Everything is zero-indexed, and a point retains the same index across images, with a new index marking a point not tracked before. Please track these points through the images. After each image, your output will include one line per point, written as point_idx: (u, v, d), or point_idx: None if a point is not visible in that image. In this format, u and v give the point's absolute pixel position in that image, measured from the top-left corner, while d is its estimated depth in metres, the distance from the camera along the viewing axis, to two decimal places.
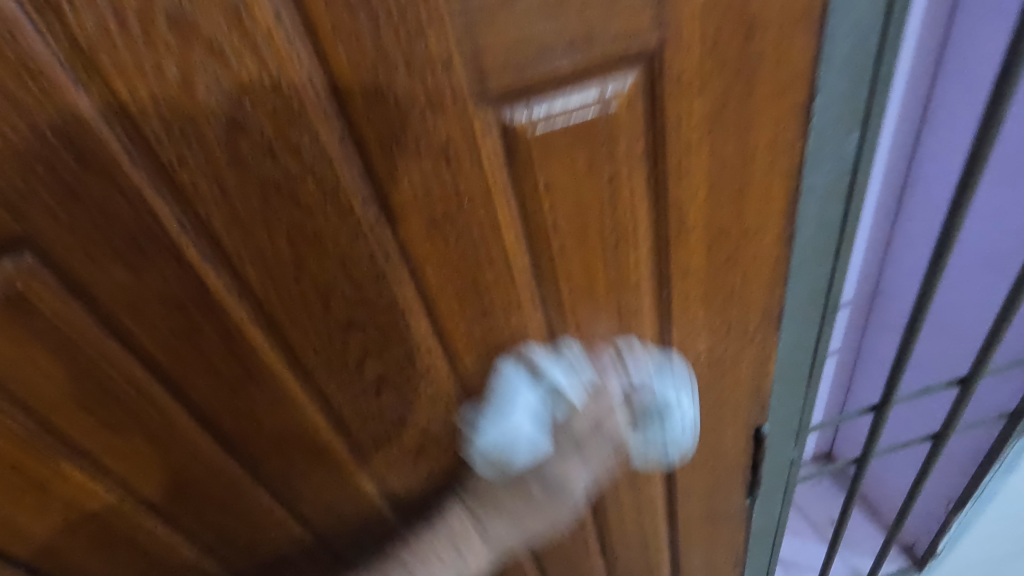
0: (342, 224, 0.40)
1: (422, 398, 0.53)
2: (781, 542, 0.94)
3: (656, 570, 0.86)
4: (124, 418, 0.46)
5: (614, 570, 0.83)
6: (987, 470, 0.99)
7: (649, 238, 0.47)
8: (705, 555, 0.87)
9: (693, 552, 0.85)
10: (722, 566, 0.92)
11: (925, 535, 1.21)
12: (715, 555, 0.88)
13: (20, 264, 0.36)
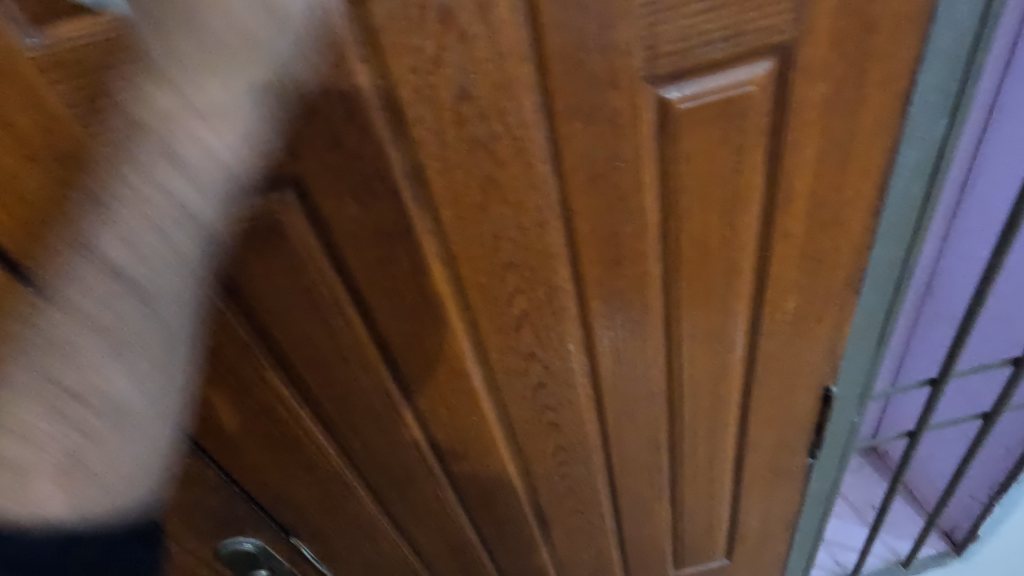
0: (523, 177, 0.49)
1: (552, 335, 0.62)
2: (832, 505, 1.02)
3: (716, 514, 0.96)
4: (321, 334, 0.57)
5: (679, 508, 0.93)
6: None
7: (761, 204, 0.56)
8: (762, 506, 0.96)
9: (752, 500, 0.94)
10: (777, 521, 1.01)
11: (965, 520, 1.27)
12: (771, 508, 0.97)
13: (284, 198, 0.47)
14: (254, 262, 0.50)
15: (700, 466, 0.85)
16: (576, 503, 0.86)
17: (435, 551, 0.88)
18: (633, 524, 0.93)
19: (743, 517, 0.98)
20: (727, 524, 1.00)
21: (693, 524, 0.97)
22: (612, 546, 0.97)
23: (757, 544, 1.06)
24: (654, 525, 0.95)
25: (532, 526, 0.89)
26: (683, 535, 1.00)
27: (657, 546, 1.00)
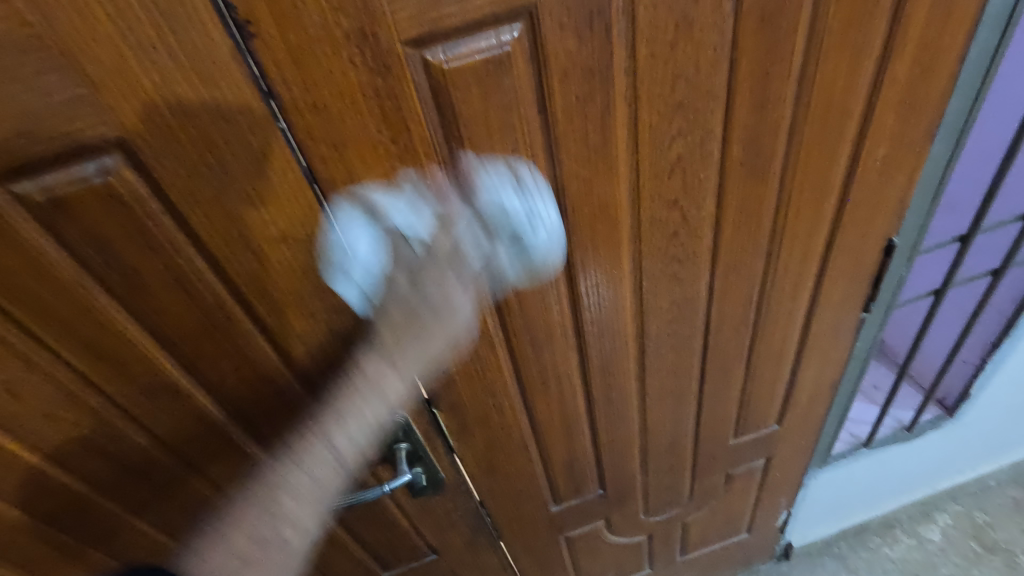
0: (710, 16, 0.57)
1: (695, 183, 0.71)
2: (867, 363, 1.17)
3: (778, 376, 1.09)
4: (510, 181, 0.63)
5: (752, 370, 1.05)
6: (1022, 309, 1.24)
7: (880, 50, 0.66)
8: (817, 366, 1.10)
9: (811, 359, 1.07)
10: (824, 381, 1.15)
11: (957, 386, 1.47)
12: (823, 368, 1.11)
13: (514, 33, 0.53)
14: (476, 97, 0.56)
15: (778, 323, 0.97)
16: (673, 364, 0.96)
17: (547, 419, 0.97)
18: (712, 388, 1.05)
19: (800, 378, 1.12)
20: (784, 387, 1.13)
21: (759, 387, 1.10)
22: (691, 412, 1.09)
23: (805, 406, 1.20)
24: (729, 389, 1.07)
25: (632, 391, 0.99)
26: (749, 400, 1.13)
27: (726, 412, 1.13)
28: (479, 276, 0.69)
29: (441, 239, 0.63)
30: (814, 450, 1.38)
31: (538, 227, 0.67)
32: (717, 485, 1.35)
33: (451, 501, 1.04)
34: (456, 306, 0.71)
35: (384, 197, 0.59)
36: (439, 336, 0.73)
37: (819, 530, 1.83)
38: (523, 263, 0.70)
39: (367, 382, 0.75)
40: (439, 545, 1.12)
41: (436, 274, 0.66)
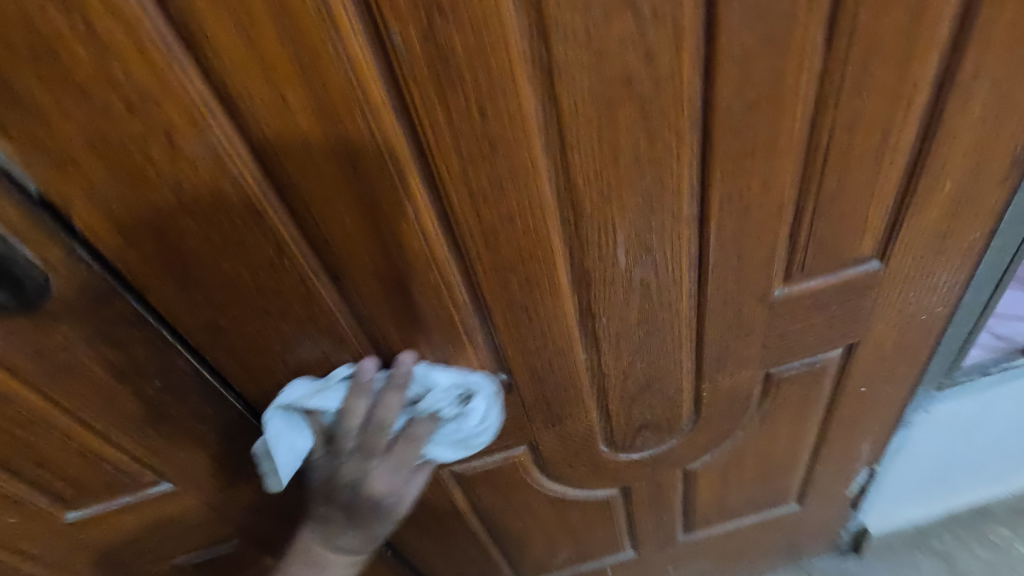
0: None
1: None
2: None
3: (896, 139, 0.48)
4: None
5: (837, 111, 0.44)
6: None
7: None
8: (982, 126, 0.48)
9: (975, 98, 0.46)
10: (990, 176, 0.53)
11: None
12: (997, 130, 0.49)
13: None
14: None
15: None
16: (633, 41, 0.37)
17: (276, 116, 0.35)
18: (737, 148, 0.45)
19: (939, 159, 0.50)
20: (909, 147, 0.49)
21: (855, 131, 0.46)
22: (688, 214, 0.49)
23: (944, 216, 0.56)
24: (779, 121, 0.44)
25: (511, 58, 0.36)
26: (821, 192, 0.50)
27: (771, 204, 0.50)
28: (404, 457, 0.54)
29: (354, 420, 0.51)
30: (936, 349, 0.74)
31: (478, 411, 0.56)
32: (746, 402, 0.73)
33: (96, 302, 0.42)
34: (394, 493, 0.56)
35: (321, 399, 0.51)
36: (386, 520, 0.58)
37: (915, 510, 1.18)
38: (460, 443, 0.59)
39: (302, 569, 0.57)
40: (153, 455, 0.55)
41: (354, 467, 0.53)
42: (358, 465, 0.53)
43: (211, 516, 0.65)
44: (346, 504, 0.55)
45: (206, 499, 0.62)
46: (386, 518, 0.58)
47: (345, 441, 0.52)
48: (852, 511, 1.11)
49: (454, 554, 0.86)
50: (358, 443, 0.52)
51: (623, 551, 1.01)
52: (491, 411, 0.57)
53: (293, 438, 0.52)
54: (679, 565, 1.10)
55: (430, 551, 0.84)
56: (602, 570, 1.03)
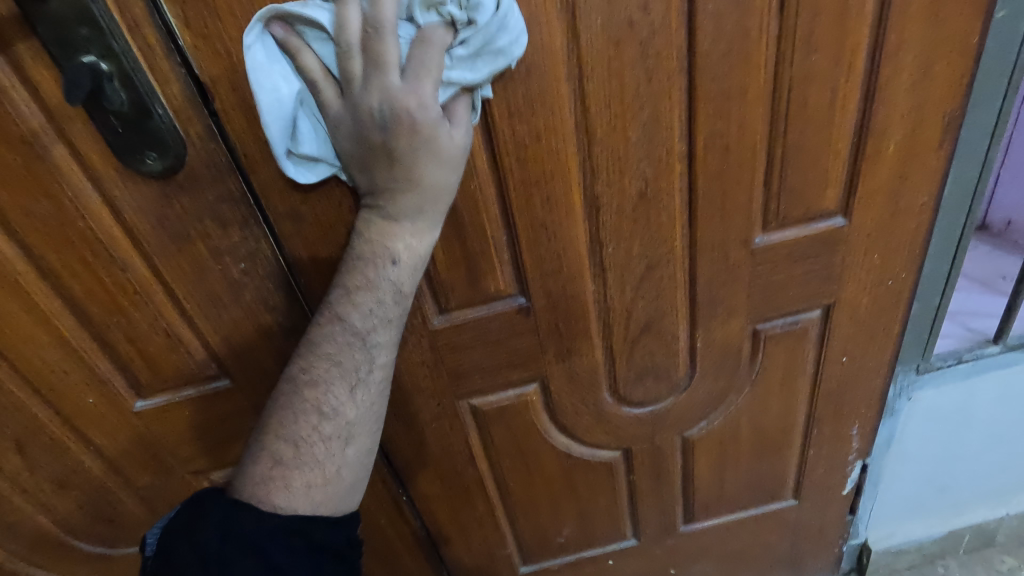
0: None
1: None
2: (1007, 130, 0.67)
3: (844, 100, 0.60)
4: None
5: (790, 66, 0.57)
6: None
7: None
8: (911, 93, 0.61)
9: (901, 68, 0.59)
10: (926, 140, 0.65)
11: None
12: (924, 99, 0.62)
13: None
14: None
15: None
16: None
17: None
18: (714, 93, 0.58)
19: (881, 120, 0.62)
20: (857, 107, 0.61)
21: (809, 87, 0.59)
22: (678, 151, 0.61)
23: (895, 176, 0.67)
24: (747, 72, 0.57)
25: None
26: (787, 141, 0.62)
27: (746, 147, 0.62)
28: (429, 58, 0.46)
29: (351, 28, 0.45)
30: (907, 322, 0.83)
31: (501, 8, 0.47)
32: (737, 359, 0.81)
33: (219, 178, 0.54)
34: (429, 121, 0.47)
35: (308, 9, 0.45)
36: (439, 166, 0.49)
37: (914, 526, 1.20)
38: (487, 65, 0.49)
39: (352, 288, 0.52)
40: (220, 344, 0.65)
41: (377, 74, 0.46)
42: (374, 91, 0.46)
43: (255, 425, 0.72)
44: (368, 134, 0.47)
45: (255, 403, 0.70)
46: (430, 157, 0.49)
47: (342, 10, 0.45)
48: (852, 520, 1.13)
49: (463, 513, 0.91)
50: (362, 40, 0.45)
51: (626, 538, 1.03)
52: (514, 12, 0.47)
53: (280, 78, 0.48)
54: (680, 565, 1.12)
55: (441, 505, 0.89)
56: (604, 559, 1.06)
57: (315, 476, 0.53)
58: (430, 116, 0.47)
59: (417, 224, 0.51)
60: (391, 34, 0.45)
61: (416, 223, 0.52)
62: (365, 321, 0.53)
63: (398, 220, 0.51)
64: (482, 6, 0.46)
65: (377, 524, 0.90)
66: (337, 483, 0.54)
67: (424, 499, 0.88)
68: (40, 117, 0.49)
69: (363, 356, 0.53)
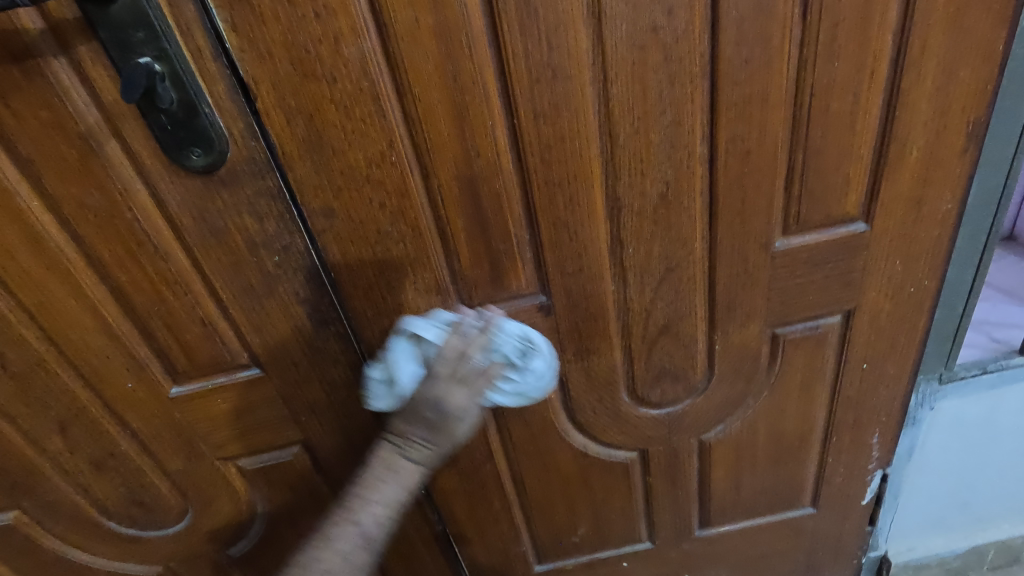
0: None
1: None
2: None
3: (866, 104, 0.61)
4: None
5: (812, 71, 0.58)
6: None
7: None
8: (936, 99, 0.62)
9: (925, 74, 0.60)
10: (949, 147, 0.65)
11: None
12: (949, 104, 0.62)
13: None
14: None
15: None
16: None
17: (408, 31, 0.51)
18: (736, 96, 0.59)
19: (904, 125, 0.63)
20: (879, 113, 0.62)
21: (831, 92, 0.60)
22: (699, 155, 0.62)
23: (917, 182, 0.67)
24: (770, 77, 0.58)
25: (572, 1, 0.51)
26: (807, 146, 0.63)
27: (767, 151, 0.63)
28: (481, 380, 0.60)
29: (450, 343, 0.61)
30: (930, 330, 0.82)
31: (534, 367, 0.66)
32: (755, 363, 0.81)
33: (259, 175, 0.57)
34: (458, 416, 0.60)
35: (423, 326, 0.65)
36: (450, 442, 0.61)
37: (936, 541, 1.18)
38: (521, 393, 0.66)
39: (380, 474, 0.61)
40: (253, 334, 0.67)
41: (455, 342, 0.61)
42: (450, 361, 0.60)
43: (282, 414, 0.75)
44: (431, 412, 0.60)
45: (283, 392, 0.73)
46: (451, 411, 0.59)
47: (448, 324, 0.64)
48: (872, 531, 1.12)
49: (479, 509, 0.93)
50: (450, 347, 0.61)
51: (641, 541, 1.04)
52: (546, 367, 0.67)
53: (400, 355, 0.64)
54: (694, 571, 1.12)
55: (458, 500, 0.91)
56: (618, 562, 1.06)
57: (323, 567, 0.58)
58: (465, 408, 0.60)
59: (429, 460, 0.61)
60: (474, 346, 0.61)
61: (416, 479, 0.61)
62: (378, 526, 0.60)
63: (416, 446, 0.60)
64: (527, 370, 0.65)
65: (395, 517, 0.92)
66: None
67: (442, 494, 0.89)
68: (96, 113, 0.52)
69: (371, 542, 0.60)
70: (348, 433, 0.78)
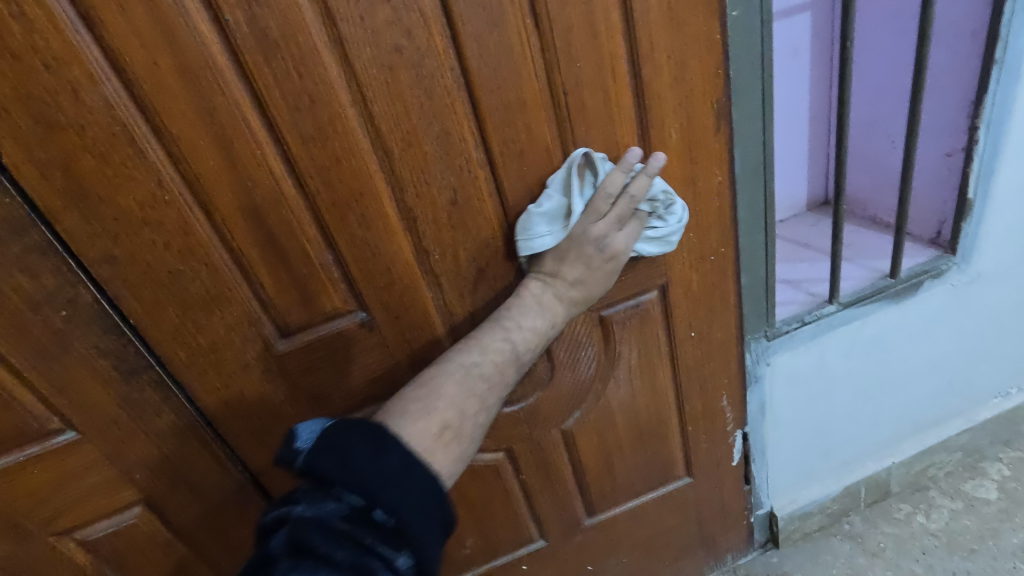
0: None
1: None
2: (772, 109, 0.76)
3: (617, 97, 0.68)
4: None
5: (560, 72, 0.64)
6: (996, 43, 0.83)
7: None
8: (678, 86, 0.69)
9: (662, 65, 0.67)
10: (703, 126, 0.73)
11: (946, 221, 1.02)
12: (692, 89, 0.70)
13: None
14: None
15: None
16: (388, 19, 0.56)
17: (149, 74, 0.53)
18: (496, 103, 0.64)
19: (656, 112, 0.70)
20: (632, 104, 0.69)
21: (582, 89, 0.66)
22: (478, 160, 0.67)
23: (685, 162, 0.75)
24: (521, 82, 0.63)
25: (311, 34, 0.55)
26: (578, 140, 0.69)
27: (540, 150, 0.68)
28: (624, 207, 0.68)
29: None
30: (741, 292, 0.90)
31: (672, 218, 0.73)
32: (591, 347, 0.86)
33: (24, 231, 0.56)
34: (620, 251, 0.70)
35: (598, 161, 0.69)
36: (601, 278, 0.71)
37: (814, 488, 1.26)
38: (658, 240, 0.75)
39: (479, 343, 0.67)
40: (57, 396, 0.65)
41: (580, 254, 0.68)
42: (621, 191, 0.68)
43: (112, 475, 0.72)
44: (600, 239, 0.68)
45: (108, 452, 0.70)
46: (618, 249, 0.70)
47: None
48: (752, 488, 1.18)
49: None
50: (614, 184, 0.67)
51: (533, 540, 1.06)
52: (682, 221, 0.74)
53: None
54: (595, 562, 1.14)
55: None
56: (517, 565, 1.07)
57: (451, 429, 0.58)
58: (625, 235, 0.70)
59: (575, 293, 0.70)
60: (620, 172, 0.67)
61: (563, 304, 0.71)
62: (513, 375, 0.67)
63: (565, 279, 0.70)
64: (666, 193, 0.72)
65: None
66: (455, 446, 0.58)
67: None
68: None
69: (487, 390, 0.63)
70: (191, 483, 0.76)
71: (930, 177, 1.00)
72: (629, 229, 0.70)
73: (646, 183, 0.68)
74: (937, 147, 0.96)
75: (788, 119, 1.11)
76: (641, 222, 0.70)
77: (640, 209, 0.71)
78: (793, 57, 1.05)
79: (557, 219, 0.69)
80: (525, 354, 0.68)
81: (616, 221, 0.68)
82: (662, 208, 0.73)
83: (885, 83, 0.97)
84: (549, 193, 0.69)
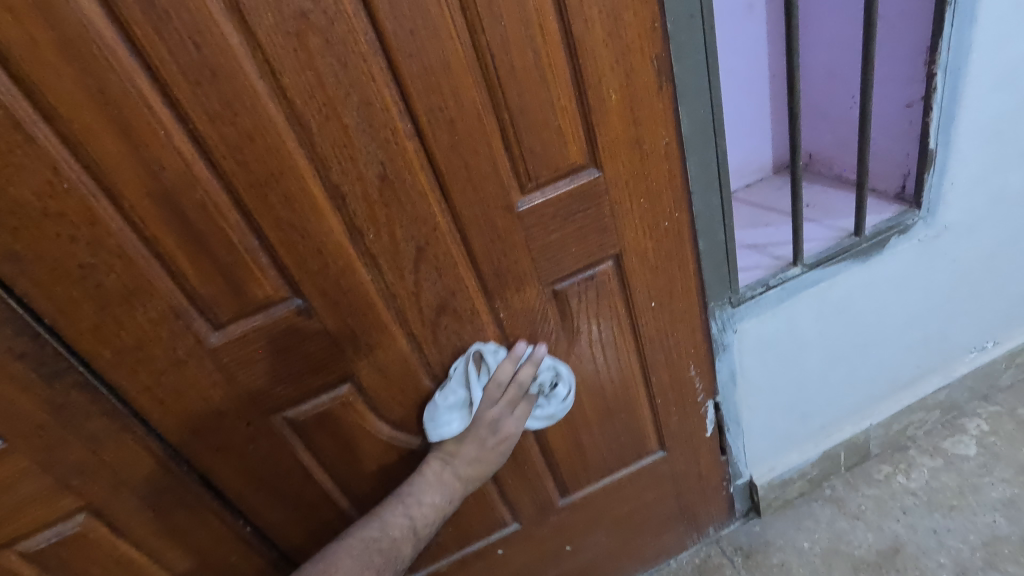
0: None
1: None
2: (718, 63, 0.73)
3: (548, 56, 0.64)
4: None
5: (484, 32, 0.60)
6: None
7: None
8: (614, 41, 0.65)
9: (595, 20, 0.63)
10: (645, 84, 0.69)
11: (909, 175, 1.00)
12: (629, 44, 0.66)
13: None
14: None
15: None
16: None
17: (25, 51, 0.49)
18: (417, 68, 0.60)
19: (593, 70, 0.66)
20: (565, 64, 0.65)
21: (510, 50, 0.62)
22: (406, 131, 0.63)
23: (628, 123, 0.71)
24: (442, 44, 0.60)
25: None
26: (511, 104, 0.65)
27: (471, 117, 0.65)
28: (513, 393, 0.80)
29: None
30: (699, 258, 0.87)
31: (563, 403, 0.85)
32: (547, 323, 0.83)
33: None
34: (508, 433, 0.82)
35: (492, 354, 0.80)
36: (493, 457, 0.82)
37: (793, 456, 1.25)
38: (545, 414, 0.87)
39: (382, 517, 0.78)
40: None
41: (475, 436, 0.81)
42: (509, 379, 0.80)
43: (48, 483, 0.69)
44: (493, 419, 0.80)
45: (40, 460, 0.67)
46: (512, 429, 0.82)
47: None
48: (728, 458, 1.17)
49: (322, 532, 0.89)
50: (500, 372, 0.80)
51: (506, 523, 1.04)
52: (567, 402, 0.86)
53: None
54: (574, 541, 1.12)
55: (294, 528, 0.87)
56: (492, 550, 1.06)
57: None
58: (516, 428, 0.82)
59: (472, 471, 0.82)
60: (511, 359, 0.80)
61: (462, 483, 0.82)
62: (412, 547, 0.77)
63: (459, 456, 0.81)
64: (555, 381, 0.85)
65: (229, 564, 0.85)
66: None
67: (272, 526, 0.85)
68: None
69: (382, 561, 0.75)
70: (135, 487, 0.73)
71: (890, 129, 0.97)
72: (519, 412, 0.82)
73: (532, 369, 0.81)
74: (895, 98, 0.94)
75: (747, 79, 1.08)
76: (529, 404, 0.83)
77: (528, 394, 0.83)
78: (748, 13, 1.01)
79: (458, 409, 0.80)
80: (425, 523, 0.79)
81: (506, 405, 0.80)
82: (549, 389, 0.85)
83: (841, 32, 0.94)
84: (452, 388, 0.79)
